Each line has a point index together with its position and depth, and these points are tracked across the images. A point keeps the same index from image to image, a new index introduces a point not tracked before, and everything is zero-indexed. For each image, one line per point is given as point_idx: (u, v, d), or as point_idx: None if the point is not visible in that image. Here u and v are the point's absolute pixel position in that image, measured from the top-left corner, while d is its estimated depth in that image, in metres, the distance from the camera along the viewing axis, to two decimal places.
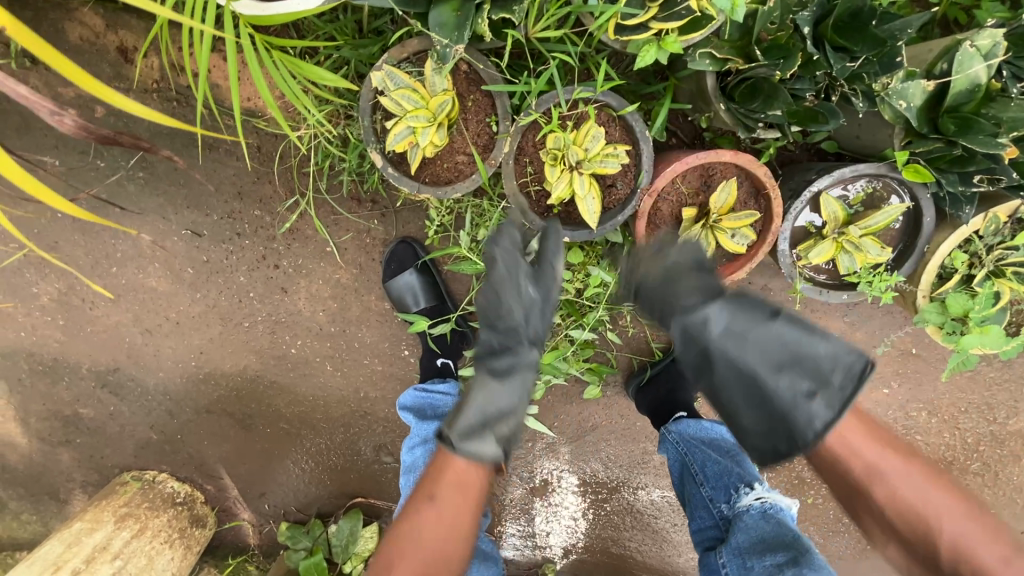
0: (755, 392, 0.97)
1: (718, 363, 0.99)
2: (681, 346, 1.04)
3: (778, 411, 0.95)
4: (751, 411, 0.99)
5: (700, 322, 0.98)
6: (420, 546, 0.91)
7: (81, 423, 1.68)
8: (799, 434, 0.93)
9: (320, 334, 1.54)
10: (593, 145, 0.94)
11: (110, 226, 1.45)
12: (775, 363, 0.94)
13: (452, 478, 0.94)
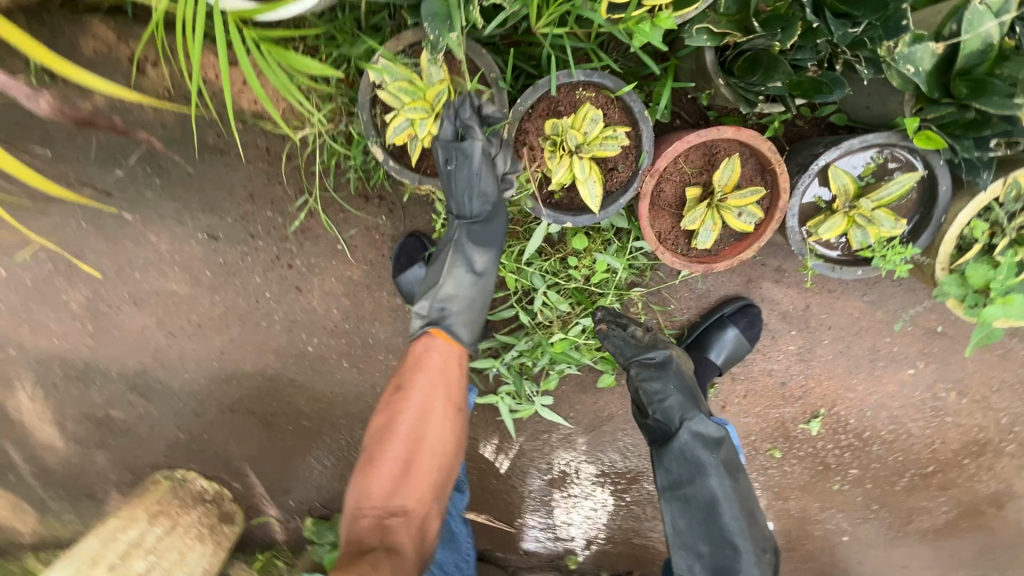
0: (717, 526, 1.18)
1: (704, 491, 1.20)
2: (675, 460, 1.22)
3: (727, 552, 1.18)
4: (705, 538, 1.19)
5: (709, 441, 1.21)
6: (396, 464, 1.07)
7: (113, 425, 1.74)
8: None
9: (335, 331, 1.57)
10: (592, 128, 0.93)
11: (132, 233, 1.50)
12: (743, 514, 1.19)
13: (426, 386, 1.11)
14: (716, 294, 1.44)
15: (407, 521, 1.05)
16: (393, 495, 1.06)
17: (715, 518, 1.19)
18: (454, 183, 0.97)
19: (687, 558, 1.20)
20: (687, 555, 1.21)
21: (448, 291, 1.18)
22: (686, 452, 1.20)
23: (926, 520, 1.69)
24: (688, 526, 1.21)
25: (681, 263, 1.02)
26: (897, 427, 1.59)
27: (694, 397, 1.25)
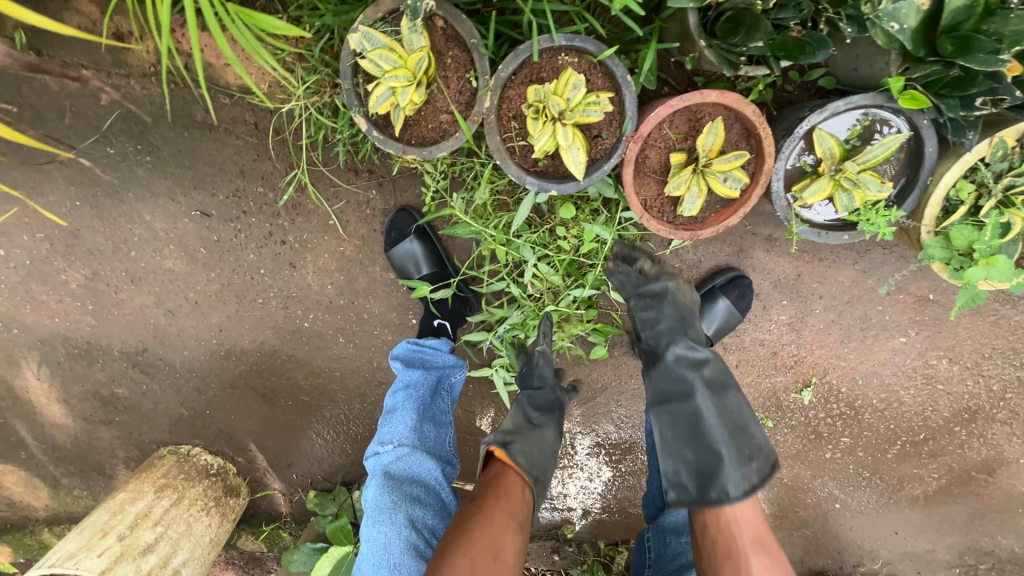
0: (701, 437, 1.10)
1: (687, 402, 1.14)
2: (661, 379, 1.19)
3: (711, 463, 1.08)
4: (691, 452, 1.11)
5: (695, 355, 1.17)
6: None
7: (118, 402, 1.78)
8: (718, 490, 1.06)
9: (330, 307, 1.59)
10: (575, 94, 0.92)
11: (126, 212, 1.52)
12: (732, 430, 1.11)
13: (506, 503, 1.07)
14: (706, 265, 1.44)
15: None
16: None
17: (698, 429, 1.11)
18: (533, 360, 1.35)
19: (672, 468, 1.14)
20: (675, 471, 1.13)
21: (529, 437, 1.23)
22: (672, 372, 1.17)
23: (917, 487, 1.71)
24: (673, 438, 1.15)
25: (667, 231, 1.02)
26: (889, 396, 1.61)
27: (688, 321, 1.20)
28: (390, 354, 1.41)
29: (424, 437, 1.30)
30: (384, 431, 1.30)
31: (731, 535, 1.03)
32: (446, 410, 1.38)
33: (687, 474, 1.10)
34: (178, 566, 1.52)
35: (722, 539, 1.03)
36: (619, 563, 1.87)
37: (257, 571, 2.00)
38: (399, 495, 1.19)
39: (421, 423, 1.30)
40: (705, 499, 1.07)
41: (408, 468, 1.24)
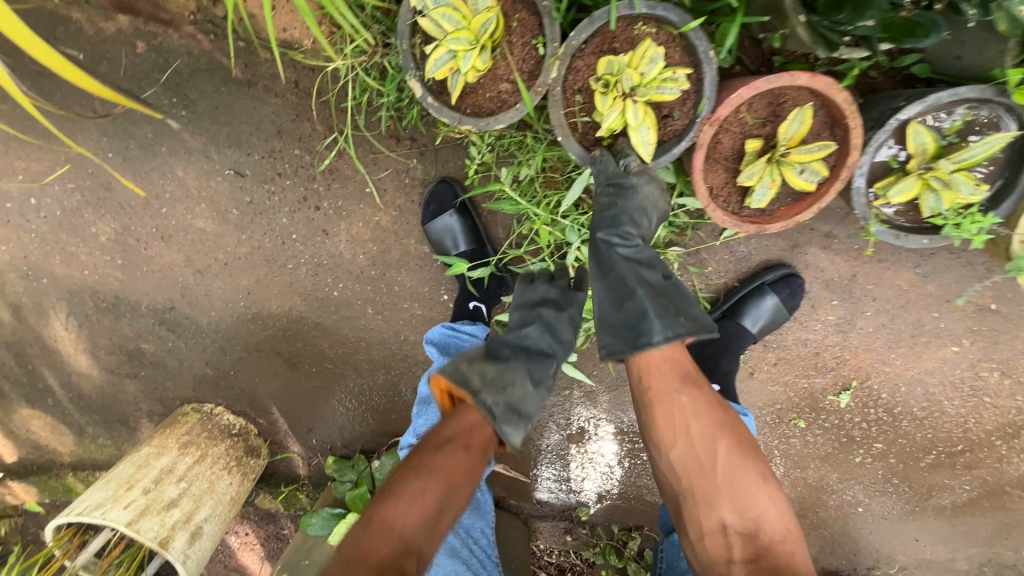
0: (632, 304, 1.00)
1: (624, 277, 1.02)
2: (596, 258, 1.05)
3: (641, 318, 0.98)
4: (619, 314, 1.01)
5: (633, 241, 1.02)
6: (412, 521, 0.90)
7: (144, 357, 1.78)
8: (644, 336, 0.97)
9: (361, 277, 1.55)
10: (650, 68, 0.85)
11: (158, 166, 1.48)
12: (667, 303, 1.00)
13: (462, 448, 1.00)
14: (757, 260, 1.38)
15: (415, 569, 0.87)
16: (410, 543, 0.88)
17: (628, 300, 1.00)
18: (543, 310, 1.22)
19: (605, 335, 1.02)
20: (605, 332, 1.03)
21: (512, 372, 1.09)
22: (604, 253, 1.03)
23: (946, 497, 1.66)
24: (609, 306, 1.02)
25: (732, 223, 0.96)
26: (931, 404, 1.55)
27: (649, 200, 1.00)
28: (424, 337, 1.38)
29: None
30: (419, 424, 1.33)
31: (664, 378, 0.99)
32: None
33: (616, 333, 1.00)
34: (200, 523, 1.52)
35: (655, 384, 0.99)
36: (631, 548, 1.85)
37: (272, 527, 2.02)
38: None
39: None
40: (638, 349, 0.97)
41: None
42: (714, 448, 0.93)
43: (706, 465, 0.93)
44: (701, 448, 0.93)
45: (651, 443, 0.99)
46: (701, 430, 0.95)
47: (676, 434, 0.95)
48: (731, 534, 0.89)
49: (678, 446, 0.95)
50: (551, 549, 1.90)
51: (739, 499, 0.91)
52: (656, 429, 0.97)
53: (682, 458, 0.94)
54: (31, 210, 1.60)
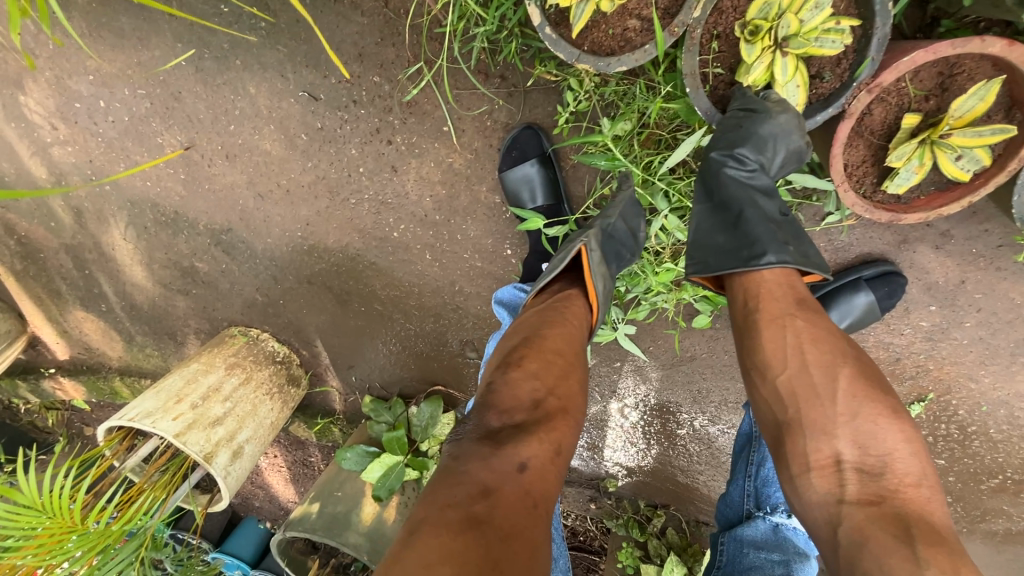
0: (742, 224, 0.92)
1: (735, 198, 0.94)
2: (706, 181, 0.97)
3: (747, 240, 0.90)
4: (721, 235, 0.94)
5: (750, 165, 0.93)
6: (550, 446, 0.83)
7: (197, 275, 1.78)
8: (753, 253, 0.89)
9: (424, 221, 1.49)
10: (812, 17, 0.80)
11: (231, 81, 1.46)
12: (784, 234, 0.91)
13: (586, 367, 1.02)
14: (856, 252, 1.27)
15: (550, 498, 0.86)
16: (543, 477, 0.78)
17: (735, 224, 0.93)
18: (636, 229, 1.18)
19: (699, 253, 0.96)
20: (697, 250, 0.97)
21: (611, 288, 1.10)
22: (712, 172, 0.95)
23: (999, 523, 1.47)
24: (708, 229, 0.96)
25: (864, 207, 0.88)
26: (1012, 428, 1.39)
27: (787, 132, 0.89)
28: (494, 297, 1.36)
29: None
30: None
31: (776, 297, 0.87)
32: None
33: (711, 253, 0.93)
34: (241, 443, 1.55)
35: (765, 306, 0.86)
36: (654, 525, 1.75)
37: (299, 454, 2.07)
38: None
39: None
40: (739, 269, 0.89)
41: None
42: (834, 380, 0.78)
43: (822, 393, 0.78)
44: (819, 376, 0.79)
45: (751, 371, 0.86)
46: (818, 359, 0.80)
47: (780, 362, 0.82)
48: (849, 469, 0.74)
49: (788, 372, 0.81)
50: (571, 513, 1.89)
51: (862, 433, 0.75)
52: (762, 355, 0.84)
53: (793, 385, 0.81)
54: (98, 113, 1.56)
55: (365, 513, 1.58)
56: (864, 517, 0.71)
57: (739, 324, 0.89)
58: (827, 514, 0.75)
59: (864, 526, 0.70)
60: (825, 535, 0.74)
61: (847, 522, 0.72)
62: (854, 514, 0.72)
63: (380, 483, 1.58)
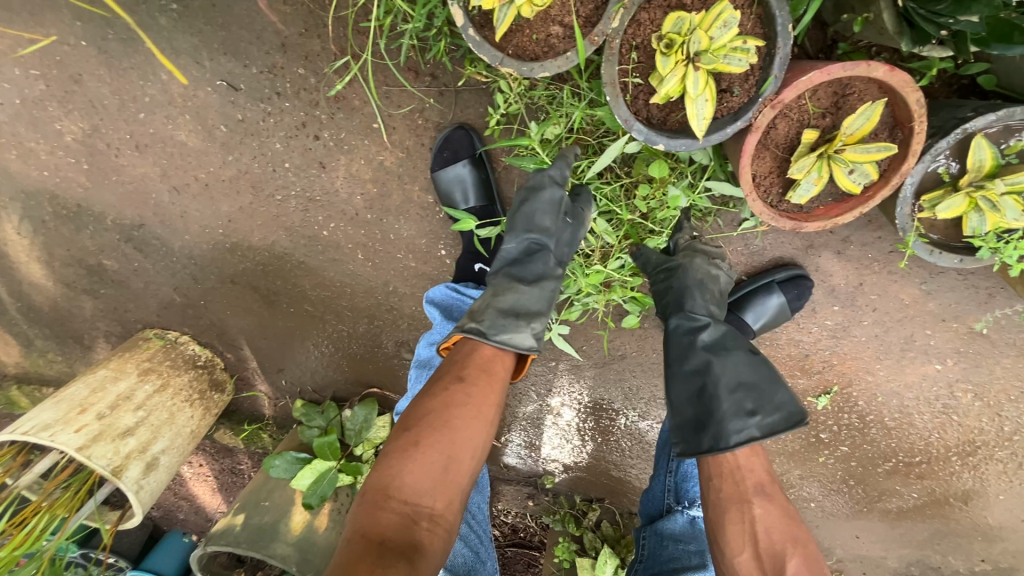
0: (704, 394, 0.97)
1: (697, 372, 0.99)
2: (668, 347, 1.06)
3: (710, 415, 0.95)
4: (687, 408, 0.99)
5: (700, 323, 1.04)
6: (442, 457, 0.90)
7: (105, 275, 1.64)
8: (713, 437, 0.94)
9: (355, 220, 1.45)
10: (720, 35, 0.83)
11: (140, 65, 1.36)
12: (751, 402, 0.95)
13: (461, 386, 0.95)
14: (769, 255, 1.36)
15: (435, 526, 0.85)
16: (423, 495, 0.86)
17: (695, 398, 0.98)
18: (530, 207, 1.10)
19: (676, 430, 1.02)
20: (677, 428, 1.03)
21: (506, 301, 1.04)
22: (677, 342, 1.05)
23: (892, 502, 1.62)
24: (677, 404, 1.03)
25: (770, 216, 0.93)
26: (902, 416, 1.52)
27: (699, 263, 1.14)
28: (426, 297, 1.34)
29: None
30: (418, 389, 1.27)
31: (738, 484, 0.94)
32: None
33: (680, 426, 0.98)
34: (156, 454, 1.43)
35: (732, 489, 0.93)
36: (589, 519, 1.80)
37: (227, 461, 1.96)
38: None
39: None
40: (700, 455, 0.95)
41: None
42: (783, 568, 0.87)
43: (773, 574, 0.86)
44: (773, 560, 0.87)
45: (713, 544, 0.93)
46: (773, 547, 0.88)
47: (740, 544, 0.90)
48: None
49: (744, 553, 0.89)
50: (511, 511, 1.90)
51: None
52: (724, 534, 0.91)
53: (750, 566, 0.88)
54: None
55: (294, 522, 1.51)
56: None
57: (710, 501, 0.95)
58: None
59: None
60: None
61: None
62: None
63: (311, 491, 1.51)
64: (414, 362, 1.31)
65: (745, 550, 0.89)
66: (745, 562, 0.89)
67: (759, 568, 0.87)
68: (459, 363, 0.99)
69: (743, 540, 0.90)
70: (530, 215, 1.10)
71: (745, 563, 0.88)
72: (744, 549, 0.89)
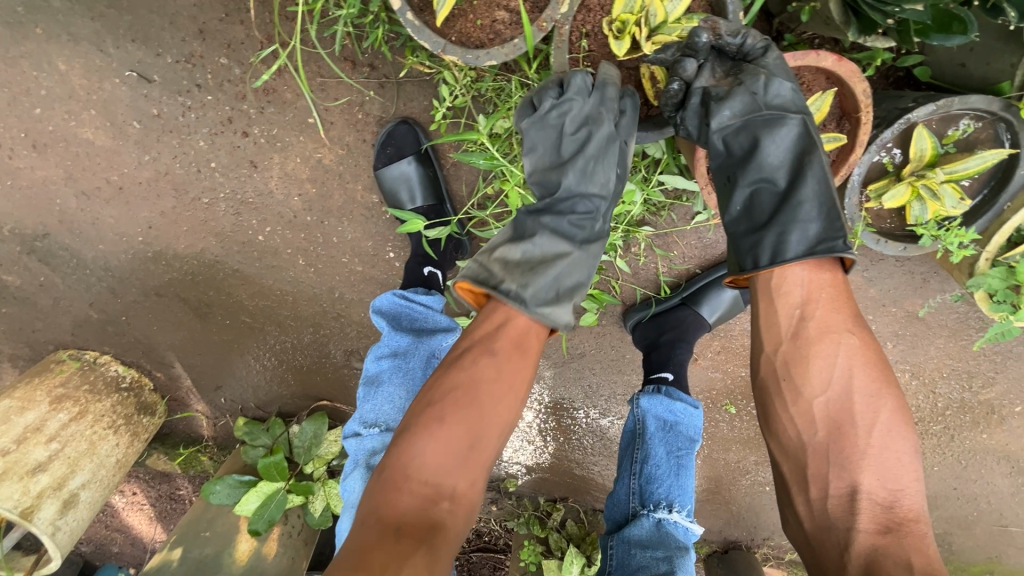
0: (792, 196, 0.78)
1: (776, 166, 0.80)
2: (734, 144, 0.82)
3: (801, 213, 0.77)
4: (767, 207, 0.80)
5: (769, 113, 0.80)
6: (467, 433, 0.77)
7: (5, 291, 1.46)
8: (820, 241, 0.75)
9: (293, 223, 1.34)
10: (674, 7, 0.83)
11: (31, 53, 1.19)
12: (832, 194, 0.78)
13: (492, 360, 0.80)
14: (722, 248, 1.36)
15: (459, 507, 0.76)
16: (445, 473, 0.75)
17: (792, 192, 0.78)
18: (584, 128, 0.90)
19: (748, 241, 0.81)
20: (739, 242, 0.82)
21: (555, 265, 0.85)
22: (741, 136, 0.82)
23: None
24: (745, 210, 0.82)
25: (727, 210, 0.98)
26: None
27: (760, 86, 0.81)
28: (371, 307, 1.24)
29: None
30: (368, 410, 1.15)
31: (831, 313, 0.76)
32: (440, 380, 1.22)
33: (766, 243, 0.78)
34: (75, 490, 1.30)
35: (818, 316, 0.76)
36: (554, 519, 1.76)
37: (164, 487, 1.79)
38: None
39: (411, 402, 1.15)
40: (814, 254, 0.75)
41: None
42: (874, 411, 0.73)
43: (859, 422, 0.72)
44: (861, 405, 0.73)
45: (781, 384, 0.77)
46: (864, 387, 0.73)
47: (823, 385, 0.74)
48: (864, 505, 0.70)
49: (828, 395, 0.74)
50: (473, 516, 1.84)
51: (885, 465, 0.71)
52: (804, 372, 0.75)
53: (831, 411, 0.74)
54: None
55: (239, 551, 1.40)
56: (871, 547, 0.67)
57: (781, 330, 0.78)
58: (829, 534, 0.72)
59: (875, 552, 0.67)
60: (827, 552, 0.71)
61: (856, 549, 0.69)
62: (864, 545, 0.68)
63: (257, 515, 1.41)
64: (362, 379, 1.20)
65: (830, 383, 0.74)
66: (832, 398, 0.74)
67: (844, 406, 0.73)
68: (486, 325, 0.83)
69: (827, 371, 0.74)
70: (585, 157, 0.90)
71: (827, 409, 0.74)
72: (832, 381, 0.74)
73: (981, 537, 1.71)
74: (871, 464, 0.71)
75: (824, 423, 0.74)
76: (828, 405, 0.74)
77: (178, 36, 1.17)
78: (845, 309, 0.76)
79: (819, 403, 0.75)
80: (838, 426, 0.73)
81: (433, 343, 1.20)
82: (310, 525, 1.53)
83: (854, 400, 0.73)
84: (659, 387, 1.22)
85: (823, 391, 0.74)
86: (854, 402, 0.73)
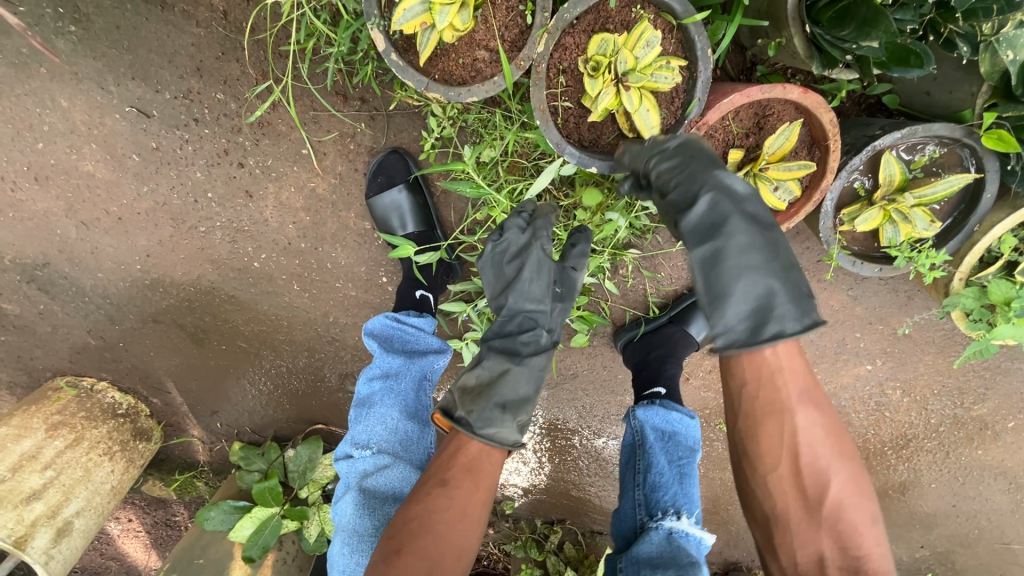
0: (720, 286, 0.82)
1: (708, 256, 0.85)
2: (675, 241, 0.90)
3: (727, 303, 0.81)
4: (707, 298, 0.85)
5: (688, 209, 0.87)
6: (428, 556, 0.81)
7: (4, 320, 1.48)
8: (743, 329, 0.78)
9: (288, 249, 1.37)
10: (645, 54, 0.86)
11: (34, 91, 1.23)
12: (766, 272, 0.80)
13: (444, 489, 0.87)
14: None
15: None
16: None
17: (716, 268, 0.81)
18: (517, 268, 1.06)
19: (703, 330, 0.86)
20: None
21: (497, 389, 0.97)
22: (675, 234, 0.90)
23: None
24: None
25: None
26: (840, 416, 1.58)
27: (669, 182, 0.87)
28: (364, 330, 1.26)
29: (406, 440, 1.16)
30: (359, 431, 1.16)
31: (780, 386, 0.77)
32: (430, 404, 1.25)
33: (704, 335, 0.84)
34: (69, 518, 1.30)
35: (765, 395, 0.77)
36: (552, 542, 1.75)
37: (161, 513, 1.78)
38: (378, 518, 1.05)
39: (402, 422, 1.17)
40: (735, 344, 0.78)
41: (386, 480, 1.09)
42: (825, 479, 0.75)
43: (813, 493, 0.75)
44: (813, 475, 0.75)
45: (741, 461, 0.79)
46: (816, 457, 0.76)
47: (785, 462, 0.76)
48: (832, 572, 0.72)
49: (782, 470, 0.76)
50: None
51: (844, 531, 0.74)
52: (757, 450, 0.77)
53: (787, 484, 0.76)
54: None
55: None
56: None
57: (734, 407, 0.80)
58: None
59: None
60: None
61: None
62: None
63: (252, 541, 1.40)
64: (354, 402, 1.21)
65: (783, 457, 0.76)
66: (786, 471, 0.76)
67: (800, 479, 0.75)
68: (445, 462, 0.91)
69: (780, 445, 0.76)
70: (523, 281, 1.05)
71: (784, 480, 0.76)
72: (787, 452, 0.76)
73: (983, 554, 1.69)
74: (831, 532, 0.73)
75: (781, 496, 0.76)
76: (783, 479, 0.76)
77: (177, 73, 1.21)
78: (794, 374, 0.78)
79: (776, 478, 0.76)
80: (796, 499, 0.75)
81: (424, 364, 1.25)
82: (305, 551, 1.54)
83: (808, 471, 0.75)
84: (654, 399, 1.25)
85: (778, 465, 0.76)
86: (808, 473, 0.75)
